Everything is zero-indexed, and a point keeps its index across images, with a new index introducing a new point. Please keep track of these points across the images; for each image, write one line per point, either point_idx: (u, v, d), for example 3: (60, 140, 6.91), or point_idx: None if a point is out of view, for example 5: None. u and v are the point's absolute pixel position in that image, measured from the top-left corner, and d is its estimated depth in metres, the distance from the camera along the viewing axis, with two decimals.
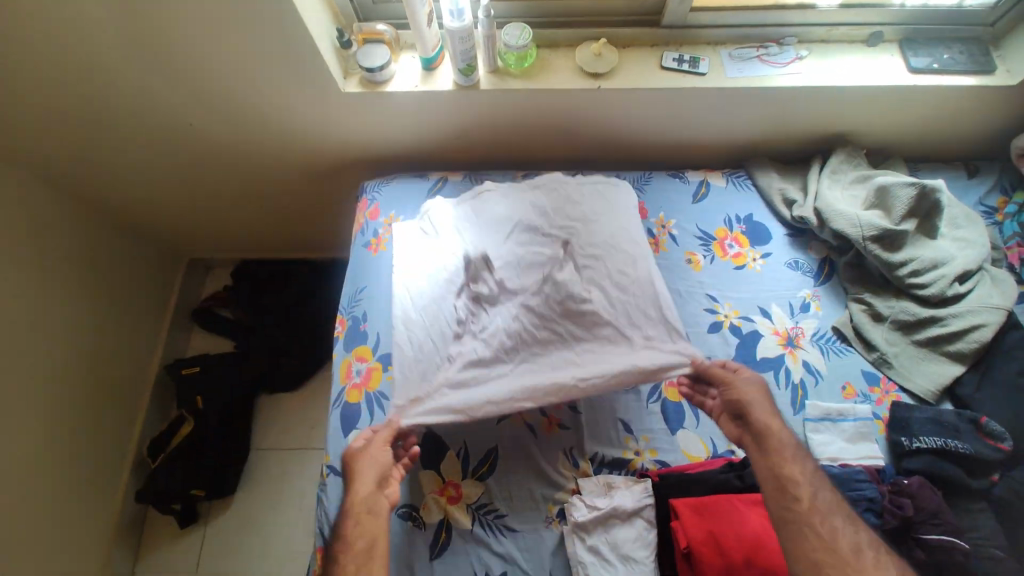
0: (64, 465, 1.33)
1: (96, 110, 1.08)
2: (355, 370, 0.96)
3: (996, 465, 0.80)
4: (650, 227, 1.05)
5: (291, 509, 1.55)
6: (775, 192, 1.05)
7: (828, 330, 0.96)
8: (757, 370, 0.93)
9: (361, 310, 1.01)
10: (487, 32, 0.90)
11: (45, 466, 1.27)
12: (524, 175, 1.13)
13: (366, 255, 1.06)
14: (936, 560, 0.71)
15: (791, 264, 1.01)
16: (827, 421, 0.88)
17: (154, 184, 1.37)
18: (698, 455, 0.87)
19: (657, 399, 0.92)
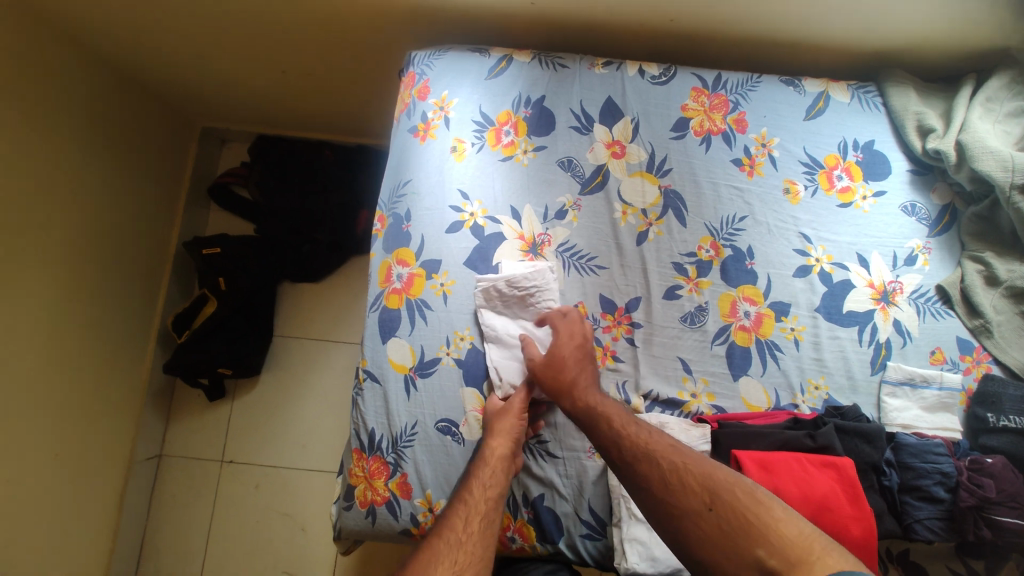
0: (90, 331, 1.31)
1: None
2: (395, 275, 0.88)
3: None
4: (747, 145, 0.89)
5: (310, 396, 1.58)
6: (909, 117, 0.87)
7: (930, 288, 0.84)
8: (841, 323, 0.84)
9: (402, 208, 0.90)
10: None
11: (68, 330, 1.24)
12: (605, 63, 0.92)
13: (411, 144, 0.91)
14: (1001, 540, 0.68)
15: (905, 208, 0.87)
16: (907, 385, 0.80)
17: (156, 20, 1.14)
18: (758, 404, 0.82)
19: (723, 342, 0.84)
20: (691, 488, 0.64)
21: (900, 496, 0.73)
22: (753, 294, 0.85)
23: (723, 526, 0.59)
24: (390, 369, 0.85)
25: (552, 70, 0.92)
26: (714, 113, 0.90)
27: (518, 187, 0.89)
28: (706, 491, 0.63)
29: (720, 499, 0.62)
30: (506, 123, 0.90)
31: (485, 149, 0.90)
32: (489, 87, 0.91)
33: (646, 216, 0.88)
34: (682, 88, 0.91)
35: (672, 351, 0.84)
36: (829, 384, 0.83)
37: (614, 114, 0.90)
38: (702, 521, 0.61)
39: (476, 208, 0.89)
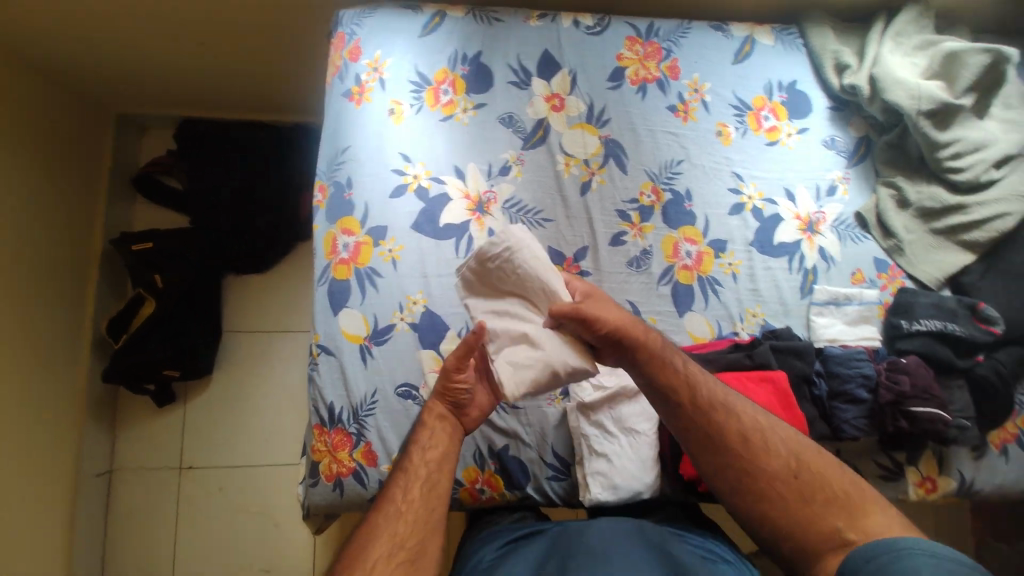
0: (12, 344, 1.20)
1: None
2: (341, 244, 0.86)
3: (982, 348, 0.84)
4: (681, 91, 0.91)
5: (269, 388, 1.53)
6: (827, 56, 0.91)
7: (849, 216, 0.92)
8: (772, 255, 0.90)
9: (342, 176, 0.87)
10: None
11: None
12: (539, 15, 0.91)
13: (345, 108, 0.88)
14: (917, 427, 0.77)
15: (826, 143, 0.92)
16: (832, 305, 0.88)
17: None
18: (702, 336, 0.88)
19: (668, 281, 0.88)
20: (751, 435, 0.65)
21: (830, 402, 0.81)
22: (693, 234, 0.89)
23: (775, 476, 0.62)
24: (345, 341, 0.84)
25: (486, 24, 0.90)
26: (648, 61, 0.91)
27: (460, 146, 0.88)
28: (752, 444, 0.64)
29: (778, 452, 0.64)
30: (443, 81, 0.88)
31: (423, 109, 0.88)
32: (423, 45, 0.88)
33: (588, 166, 0.89)
34: (615, 38, 0.91)
35: (621, 295, 0.88)
36: (765, 311, 0.89)
37: (551, 66, 0.90)
38: (748, 456, 0.64)
39: (419, 170, 0.87)
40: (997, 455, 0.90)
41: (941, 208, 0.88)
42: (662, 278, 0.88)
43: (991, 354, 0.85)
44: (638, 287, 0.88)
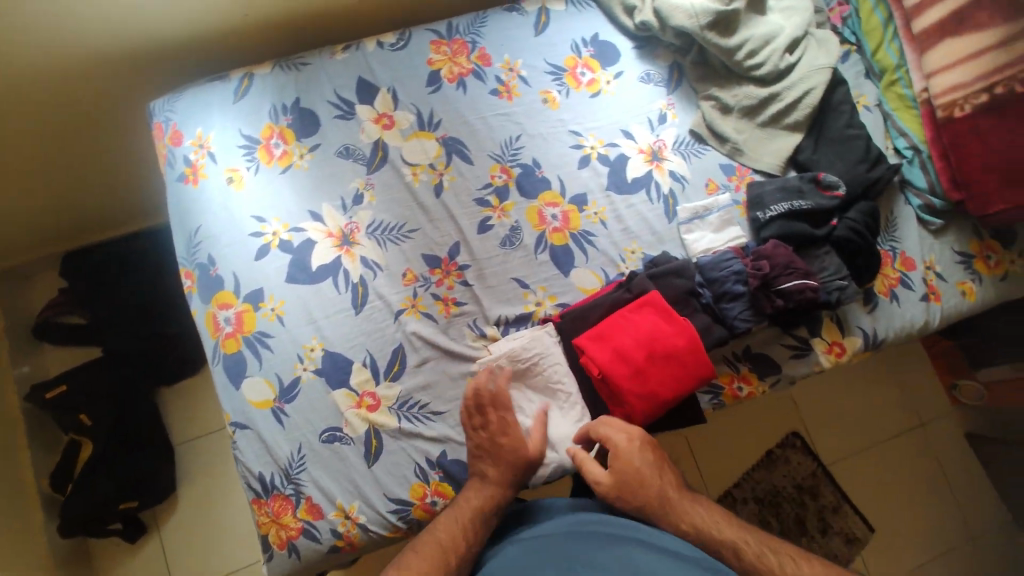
0: None
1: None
2: (222, 320, 0.87)
3: (832, 212, 0.90)
4: (498, 74, 0.96)
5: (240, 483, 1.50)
6: (614, 2, 0.98)
7: (686, 135, 0.98)
8: (630, 192, 0.95)
9: (203, 255, 0.88)
10: None
11: None
12: (343, 47, 0.95)
13: (185, 191, 0.89)
14: (792, 301, 0.82)
15: (643, 78, 0.98)
16: (696, 219, 0.93)
17: None
18: (592, 287, 0.91)
19: (544, 248, 0.92)
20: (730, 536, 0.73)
21: (717, 305, 0.86)
22: (552, 198, 0.93)
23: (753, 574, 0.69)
24: (254, 410, 0.84)
25: (294, 71, 0.92)
26: (458, 57, 0.95)
27: (308, 190, 0.90)
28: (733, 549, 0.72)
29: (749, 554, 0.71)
30: (271, 136, 0.90)
31: (261, 168, 0.90)
32: (240, 109, 0.90)
33: (434, 169, 0.93)
34: (421, 46, 0.95)
35: (506, 275, 0.91)
36: (641, 245, 0.93)
37: (370, 89, 0.93)
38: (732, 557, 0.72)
39: (276, 225, 0.89)
40: (889, 301, 0.94)
41: (761, 104, 0.94)
42: (537, 247, 0.92)
43: (843, 216, 0.91)
44: (518, 263, 0.91)
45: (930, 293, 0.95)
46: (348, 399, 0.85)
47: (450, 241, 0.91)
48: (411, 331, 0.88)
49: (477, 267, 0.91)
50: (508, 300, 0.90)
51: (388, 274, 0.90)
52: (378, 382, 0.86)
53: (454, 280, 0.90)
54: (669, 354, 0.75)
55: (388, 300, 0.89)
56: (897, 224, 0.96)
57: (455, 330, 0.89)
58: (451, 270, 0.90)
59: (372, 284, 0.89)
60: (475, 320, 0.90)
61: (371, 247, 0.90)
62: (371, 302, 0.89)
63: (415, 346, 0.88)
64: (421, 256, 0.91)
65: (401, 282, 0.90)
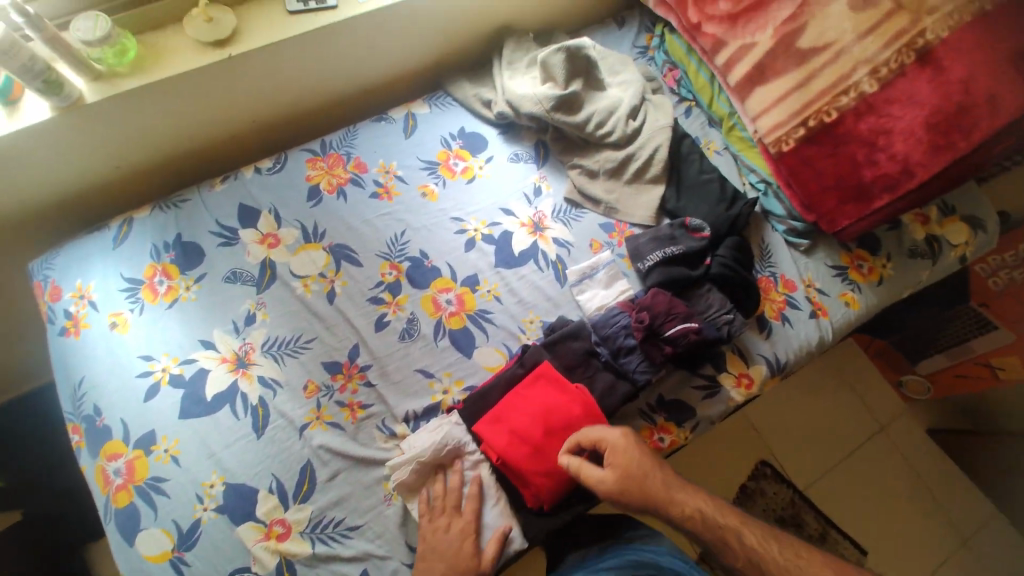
0: None
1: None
2: (111, 471, 0.82)
3: (703, 253, 0.96)
4: (375, 178, 1.01)
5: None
6: (473, 99, 1.08)
7: (562, 202, 1.04)
8: (519, 264, 0.98)
9: (89, 407, 0.85)
10: (43, 35, 0.71)
11: None
12: (222, 179, 0.99)
13: (66, 344, 0.87)
14: (679, 346, 0.85)
15: (513, 159, 1.06)
16: (585, 279, 0.97)
17: None
18: (497, 363, 0.92)
19: (444, 334, 0.93)
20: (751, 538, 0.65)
21: (616, 362, 0.88)
22: (445, 283, 0.96)
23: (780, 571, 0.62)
24: (152, 566, 0.77)
25: (174, 209, 0.96)
26: (335, 170, 1.01)
27: (196, 321, 0.90)
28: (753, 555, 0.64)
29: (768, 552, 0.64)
30: (154, 274, 0.91)
31: (146, 307, 0.89)
32: (121, 254, 0.92)
33: (325, 277, 0.94)
34: (297, 166, 1.01)
35: (410, 367, 0.91)
36: (538, 313, 0.96)
37: (251, 214, 0.96)
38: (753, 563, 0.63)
39: (166, 362, 0.87)
40: (782, 324, 0.98)
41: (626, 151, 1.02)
42: (435, 333, 0.93)
43: (714, 253, 0.97)
44: (420, 352, 0.92)
45: (817, 309, 1.00)
46: (253, 533, 0.79)
47: (348, 343, 0.91)
48: (318, 445, 0.85)
49: (379, 365, 0.91)
50: (414, 392, 0.90)
51: (288, 389, 0.88)
52: (287, 506, 0.81)
53: (357, 381, 0.90)
54: (568, 425, 0.76)
55: (291, 416, 0.86)
56: (771, 251, 1.03)
57: (366, 435, 0.87)
58: (352, 372, 0.90)
59: (272, 404, 0.87)
60: (385, 419, 0.88)
61: (268, 366, 0.89)
62: (273, 421, 0.86)
63: (323, 459, 0.84)
64: (320, 364, 0.90)
65: (303, 395, 0.88)
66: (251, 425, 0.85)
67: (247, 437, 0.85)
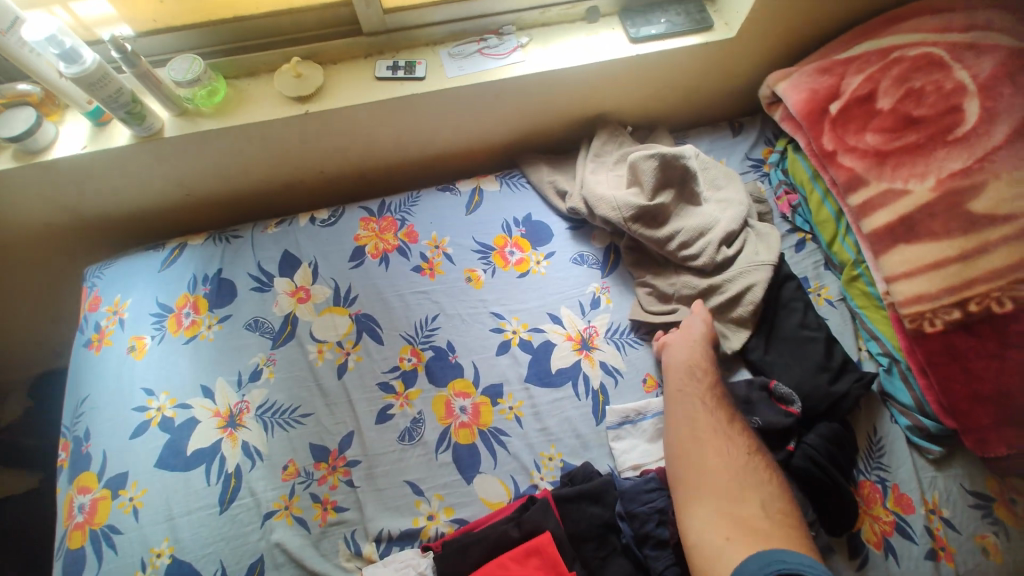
0: None
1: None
2: (76, 506, 0.78)
3: (787, 434, 0.75)
4: (423, 251, 0.94)
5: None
6: (547, 186, 0.98)
7: (621, 322, 0.89)
8: (554, 385, 0.84)
9: (82, 428, 0.83)
10: (138, 73, 0.74)
11: None
12: (278, 223, 0.98)
13: (87, 357, 0.87)
14: None
15: (576, 260, 0.94)
16: (627, 424, 0.80)
17: None
18: (498, 500, 0.77)
19: (447, 447, 0.80)
20: None
21: (641, 551, 0.69)
22: (463, 386, 0.84)
23: None
24: None
25: (225, 243, 0.96)
26: (385, 234, 0.96)
27: (206, 364, 0.86)
28: None
29: None
30: (184, 305, 0.90)
31: (166, 337, 0.87)
32: (163, 278, 0.92)
33: (341, 347, 0.87)
34: (350, 223, 0.97)
35: (398, 477, 0.79)
36: (561, 451, 0.80)
37: (292, 264, 0.93)
38: None
39: (163, 400, 0.83)
40: (882, 556, 0.73)
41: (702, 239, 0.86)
42: (437, 444, 0.80)
43: (801, 438, 0.75)
44: (414, 462, 0.79)
45: (938, 548, 0.73)
46: None
47: (343, 429, 0.82)
48: (275, 542, 0.74)
49: (365, 465, 0.79)
50: (395, 509, 0.77)
51: (267, 465, 0.80)
52: None
53: (337, 478, 0.79)
54: None
55: (259, 498, 0.77)
56: (883, 449, 0.79)
57: (328, 546, 0.75)
58: (336, 465, 0.79)
59: (246, 476, 0.79)
60: (354, 534, 0.75)
61: (256, 432, 0.82)
62: (239, 498, 0.77)
63: (274, 562, 0.73)
64: (307, 445, 0.81)
65: (279, 476, 0.79)
66: (217, 497, 0.77)
67: (209, 508, 0.77)
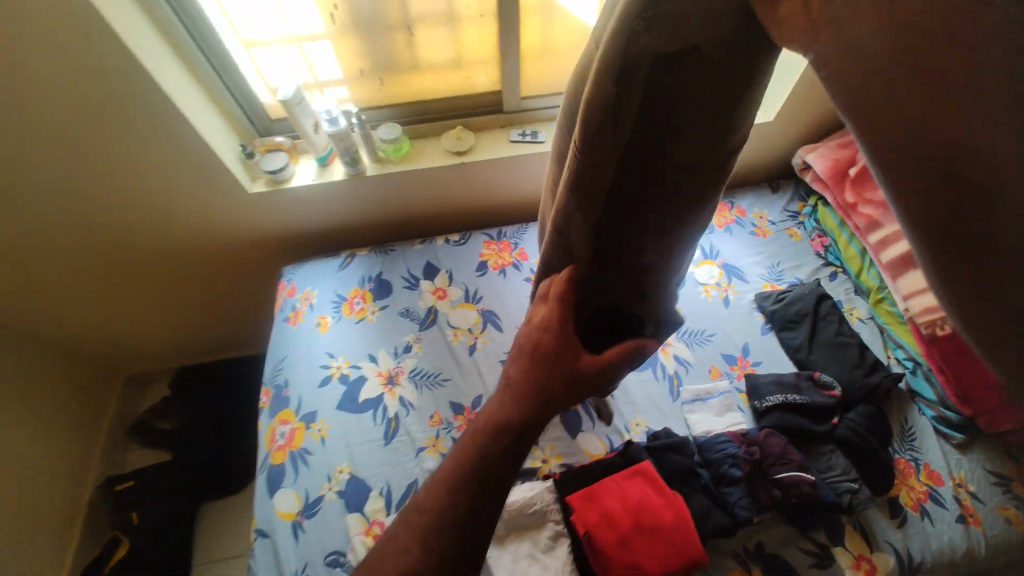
0: None
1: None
2: (278, 434, 1.04)
3: (831, 410, 0.96)
4: (532, 267, 1.24)
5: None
6: None
7: (689, 326, 1.13)
8: (638, 369, 1.08)
9: (281, 378, 1.11)
10: (362, 132, 1.09)
11: None
12: (421, 241, 1.30)
13: (284, 328, 1.17)
14: (788, 493, 0.84)
15: None
16: (698, 401, 1.03)
17: (68, 297, 1.37)
18: (597, 452, 0.99)
19: (556, 410, 1.04)
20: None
21: (718, 488, 0.89)
22: None
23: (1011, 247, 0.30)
24: (280, 520, 0.94)
25: (384, 254, 1.28)
26: (503, 253, 1.27)
27: (372, 338, 1.14)
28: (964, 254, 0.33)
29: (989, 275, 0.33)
30: (355, 296, 1.20)
31: (342, 317, 1.17)
32: (341, 275, 1.24)
33: (472, 332, 1.15)
34: (476, 244, 1.28)
35: None
36: (646, 419, 1.02)
37: (434, 271, 1.24)
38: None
39: (341, 362, 1.11)
40: (919, 517, 0.88)
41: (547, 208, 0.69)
42: None
43: (844, 415, 0.96)
44: None
45: (967, 515, 0.88)
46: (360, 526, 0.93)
47: (476, 392, 1.07)
48: (428, 469, 0.98)
49: None
50: None
51: (418, 412, 1.05)
52: (389, 513, 0.94)
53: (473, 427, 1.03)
54: (658, 528, 0.77)
55: (414, 436, 1.02)
56: (914, 434, 0.97)
57: None
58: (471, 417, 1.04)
59: (404, 421, 1.04)
60: None
61: (410, 389, 1.08)
62: (399, 436, 1.02)
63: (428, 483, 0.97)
64: (448, 401, 1.06)
65: (429, 422, 1.04)
66: (383, 433, 1.02)
67: (378, 441, 1.02)
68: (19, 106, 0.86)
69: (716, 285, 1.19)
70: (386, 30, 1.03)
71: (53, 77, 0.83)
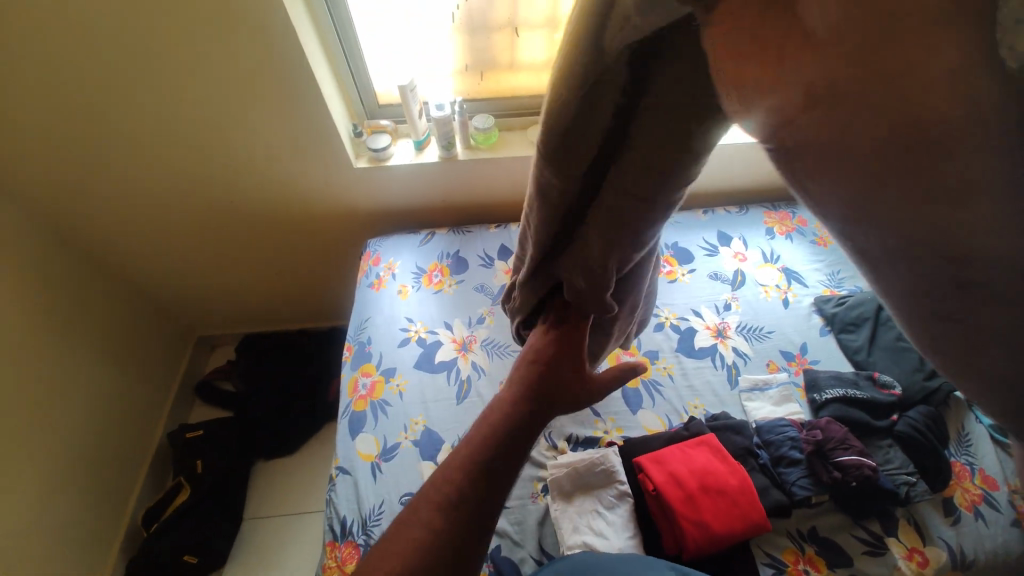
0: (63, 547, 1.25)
1: (132, 196, 1.27)
2: (361, 384, 1.13)
3: (891, 408, 1.00)
4: None
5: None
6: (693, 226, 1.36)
7: (748, 322, 1.19)
8: (697, 357, 1.14)
9: (364, 336, 1.21)
10: (460, 120, 1.22)
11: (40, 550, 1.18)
12: (496, 226, 1.40)
13: (368, 293, 1.28)
14: (850, 476, 0.88)
15: (712, 276, 1.27)
16: (755, 390, 1.08)
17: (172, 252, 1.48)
18: (656, 428, 1.04)
19: (618, 386, 1.11)
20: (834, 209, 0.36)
21: (776, 469, 0.94)
22: (630, 348, 1.16)
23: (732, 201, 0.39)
24: (360, 461, 1.02)
25: (462, 235, 1.38)
26: None
27: (449, 308, 1.24)
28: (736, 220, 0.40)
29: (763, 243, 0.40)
30: (434, 269, 1.31)
31: (422, 287, 1.28)
32: (422, 250, 1.35)
33: None
34: None
35: (582, 402, 1.09)
36: (703, 403, 1.08)
37: (507, 253, 1.34)
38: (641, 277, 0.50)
39: (419, 326, 1.21)
40: (973, 518, 0.90)
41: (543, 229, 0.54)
42: (611, 384, 1.11)
43: (902, 414, 0.99)
44: None
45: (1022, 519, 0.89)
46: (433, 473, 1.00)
47: None
48: None
49: None
50: (581, 423, 1.06)
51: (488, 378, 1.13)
52: None
53: None
54: (723, 489, 0.87)
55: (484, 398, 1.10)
56: (970, 441, 0.99)
57: (532, 436, 1.03)
58: None
59: (476, 383, 1.12)
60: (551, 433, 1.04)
61: (481, 356, 1.16)
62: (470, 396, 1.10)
63: None
64: None
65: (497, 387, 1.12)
66: (455, 393, 1.11)
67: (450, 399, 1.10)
68: (189, 65, 0.99)
69: (776, 287, 1.24)
70: (493, 31, 1.16)
71: (221, 42, 0.96)
